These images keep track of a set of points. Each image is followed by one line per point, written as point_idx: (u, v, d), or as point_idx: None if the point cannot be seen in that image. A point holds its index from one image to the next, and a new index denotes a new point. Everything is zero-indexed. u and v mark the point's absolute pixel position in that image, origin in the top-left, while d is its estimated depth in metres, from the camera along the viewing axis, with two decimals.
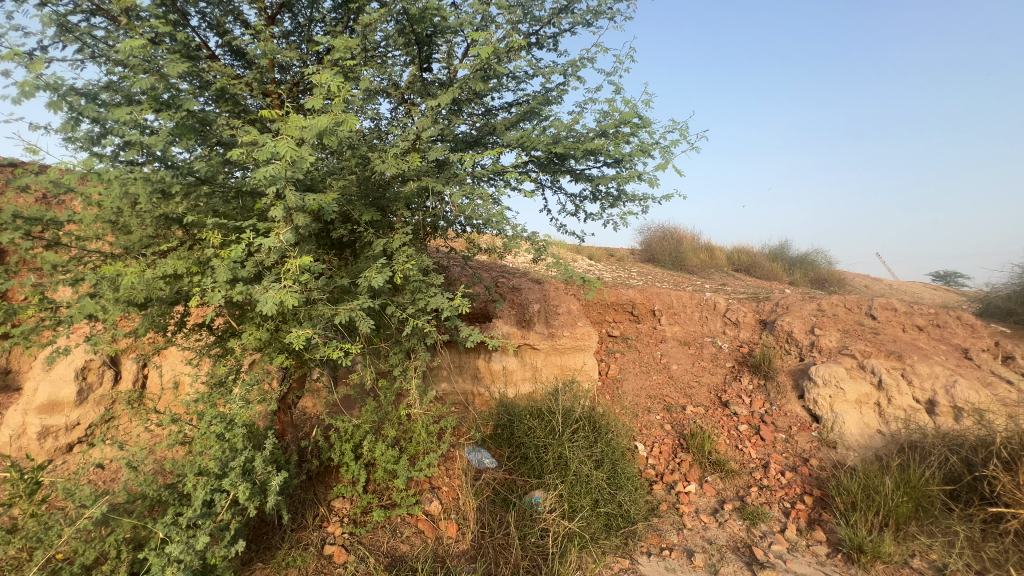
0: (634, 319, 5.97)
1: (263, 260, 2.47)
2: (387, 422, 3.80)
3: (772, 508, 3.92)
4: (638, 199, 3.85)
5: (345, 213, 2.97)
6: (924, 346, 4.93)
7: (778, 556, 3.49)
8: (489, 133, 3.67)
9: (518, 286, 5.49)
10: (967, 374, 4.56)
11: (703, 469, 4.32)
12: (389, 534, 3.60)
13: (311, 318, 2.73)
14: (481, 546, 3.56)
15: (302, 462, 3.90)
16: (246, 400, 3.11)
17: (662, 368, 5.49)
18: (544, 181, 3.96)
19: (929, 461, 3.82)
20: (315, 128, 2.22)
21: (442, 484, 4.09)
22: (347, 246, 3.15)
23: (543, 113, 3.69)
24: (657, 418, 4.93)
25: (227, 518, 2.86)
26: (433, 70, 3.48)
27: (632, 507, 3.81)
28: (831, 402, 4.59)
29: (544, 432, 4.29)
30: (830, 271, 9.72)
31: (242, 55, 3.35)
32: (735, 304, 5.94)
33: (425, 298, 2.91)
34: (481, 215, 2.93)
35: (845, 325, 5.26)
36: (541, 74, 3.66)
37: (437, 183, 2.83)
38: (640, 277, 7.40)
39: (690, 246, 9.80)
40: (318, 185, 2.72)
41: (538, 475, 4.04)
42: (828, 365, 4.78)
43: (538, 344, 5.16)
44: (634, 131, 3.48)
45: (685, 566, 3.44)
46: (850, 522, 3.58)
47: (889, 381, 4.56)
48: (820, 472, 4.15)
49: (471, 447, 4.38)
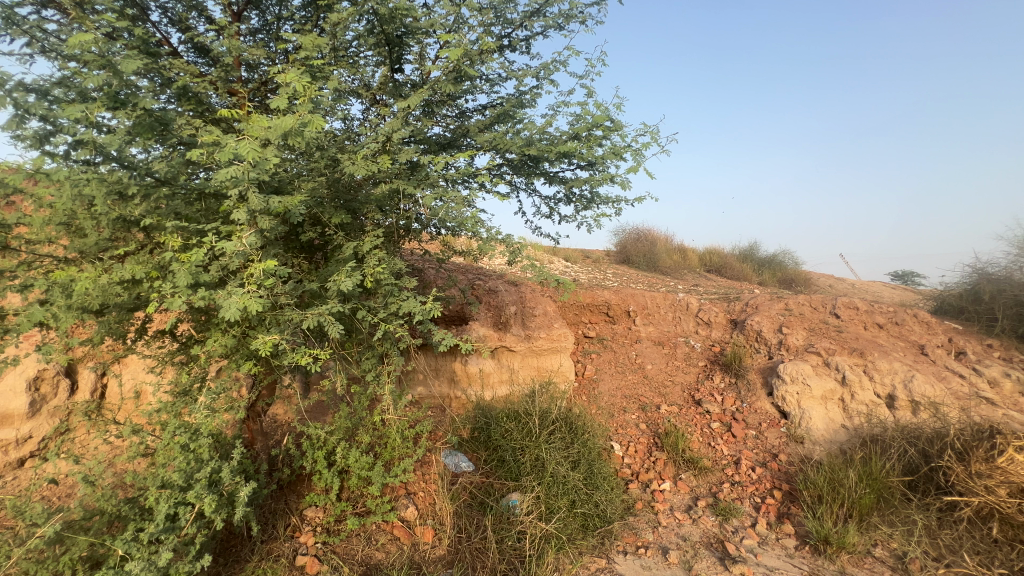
0: (610, 320, 6.05)
1: (227, 264, 2.40)
2: (361, 428, 3.74)
3: (743, 503, 4.01)
4: (611, 201, 3.91)
5: (314, 216, 2.91)
6: (884, 343, 5.14)
7: (750, 550, 3.57)
8: (462, 135, 3.66)
9: (494, 288, 5.48)
10: (923, 369, 4.77)
11: (677, 466, 4.40)
12: (363, 542, 3.53)
13: (279, 323, 2.66)
14: (458, 551, 3.53)
15: (272, 471, 3.79)
16: (212, 409, 3.00)
17: (637, 367, 5.56)
18: (519, 184, 3.98)
19: (889, 453, 3.98)
20: (280, 129, 2.15)
21: (418, 489, 4.04)
22: (318, 249, 3.09)
23: (517, 115, 3.69)
24: (633, 418, 5.00)
25: (193, 532, 2.76)
26: (405, 71, 3.44)
27: (608, 507, 3.84)
28: (798, 399, 4.74)
29: (521, 434, 4.29)
30: (797, 271, 10.06)
31: (206, 53, 3.26)
32: (706, 304, 6.07)
33: (397, 302, 2.87)
34: (454, 218, 2.91)
35: (810, 324, 5.45)
36: (514, 77, 3.67)
37: (408, 186, 2.81)
38: (615, 278, 7.49)
39: (664, 247, 9.99)
40: (285, 187, 2.65)
41: (516, 477, 4.03)
42: (795, 363, 4.94)
43: (515, 346, 5.17)
44: (607, 134, 3.52)
45: (660, 564, 3.48)
46: (817, 515, 3.70)
47: (852, 377, 4.74)
48: (789, 467, 4.28)
49: (448, 451, 4.34)
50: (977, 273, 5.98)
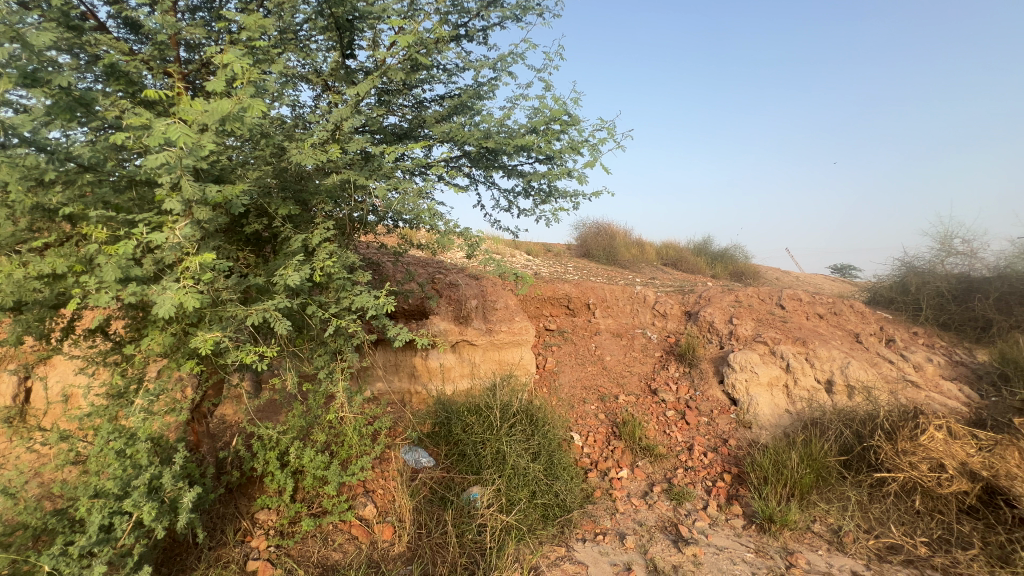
0: (571, 313, 6.12)
1: (162, 257, 2.24)
2: (317, 427, 3.61)
3: (696, 488, 4.18)
4: (569, 195, 3.94)
5: (260, 207, 2.77)
6: (824, 332, 5.47)
7: (701, 532, 3.72)
8: (419, 126, 3.59)
9: (455, 283, 5.42)
10: (858, 356, 5.11)
11: (634, 454, 4.54)
12: (319, 542, 3.44)
13: (222, 320, 2.51)
14: (418, 547, 3.49)
15: (220, 474, 3.62)
16: (149, 412, 2.81)
17: (596, 359, 5.67)
18: (477, 176, 3.94)
19: (827, 435, 4.25)
20: (217, 113, 2.02)
21: (377, 486, 3.96)
22: (266, 242, 2.94)
23: (475, 107, 3.65)
24: (592, 408, 5.10)
25: (130, 543, 2.59)
26: (357, 57, 3.31)
27: (567, 496, 3.91)
28: (747, 385, 4.98)
29: (482, 428, 4.28)
30: (747, 265, 10.52)
31: (139, 30, 3.02)
32: (662, 297, 6.25)
33: (349, 296, 2.78)
34: (409, 210, 2.85)
35: (758, 315, 5.72)
36: (471, 68, 3.61)
37: (360, 177, 2.71)
38: (576, 271, 7.60)
39: (623, 241, 10.21)
40: (228, 176, 2.51)
41: (476, 471, 4.02)
42: (744, 352, 5.18)
43: (476, 340, 5.17)
44: (564, 128, 3.54)
45: (617, 548, 3.56)
46: (762, 496, 3.91)
47: (795, 364, 5.02)
48: (738, 451, 4.49)
49: (407, 447, 4.29)
50: (906, 266, 6.46)
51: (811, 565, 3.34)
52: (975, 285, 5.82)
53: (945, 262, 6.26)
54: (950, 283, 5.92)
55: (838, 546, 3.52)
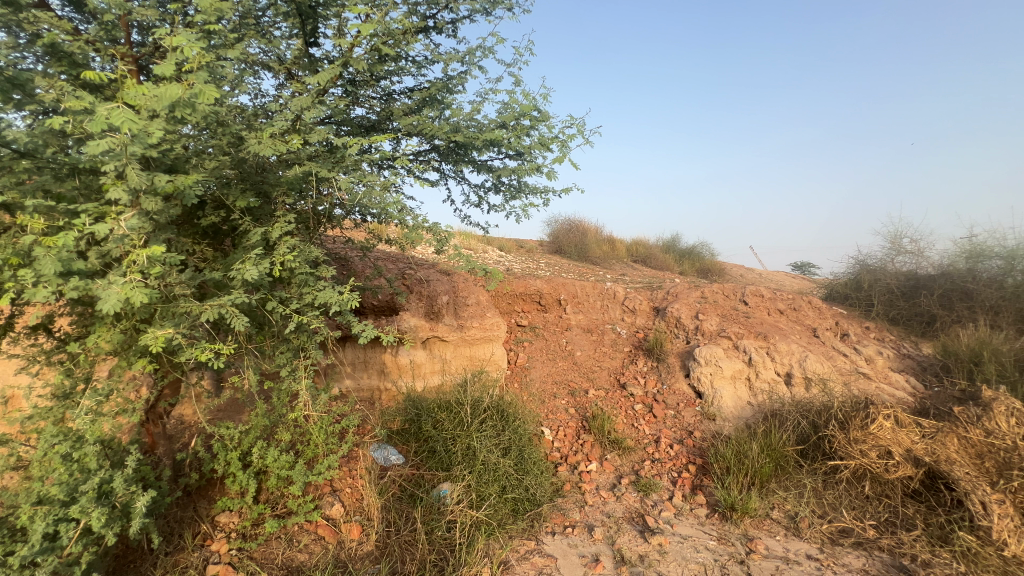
0: (542, 309, 6.16)
1: (108, 251, 2.12)
2: (281, 426, 3.51)
3: (662, 479, 4.29)
4: (539, 191, 3.95)
5: (217, 198, 2.66)
6: (784, 327, 5.69)
7: (667, 522, 3.82)
8: (387, 118, 3.52)
9: (425, 278, 5.36)
10: (815, 350, 5.34)
11: (603, 447, 4.62)
12: (284, 544, 3.35)
13: (174, 316, 2.41)
14: (386, 545, 3.44)
15: (178, 477, 3.48)
16: (98, 413, 2.67)
17: (567, 354, 5.73)
18: (447, 171, 3.91)
19: (786, 426, 4.43)
20: (165, 99, 1.93)
21: (344, 485, 3.89)
22: (225, 234, 2.83)
23: (444, 100, 3.60)
24: (563, 403, 5.16)
25: (78, 551, 2.46)
26: (322, 45, 3.21)
27: (537, 491, 3.95)
28: (711, 379, 5.13)
29: (452, 424, 4.25)
30: (713, 262, 10.82)
31: (84, 8, 2.83)
32: (632, 293, 6.36)
33: (312, 292, 2.71)
34: (376, 204, 2.80)
35: (723, 310, 5.89)
36: (440, 60, 3.56)
37: (322, 169, 2.61)
38: (547, 267, 7.64)
39: (594, 238, 10.34)
40: (181, 166, 2.40)
41: (447, 467, 4.00)
42: (709, 347, 5.33)
43: (447, 336, 5.15)
44: (534, 124, 3.54)
45: (585, 540, 3.62)
46: (725, 485, 4.04)
47: (757, 358, 5.20)
48: (702, 442, 4.63)
49: (376, 445, 4.24)
50: (860, 264, 6.78)
51: (769, 551, 3.48)
52: (921, 282, 6.17)
53: (895, 260, 6.60)
54: (899, 280, 6.25)
55: (795, 531, 3.67)
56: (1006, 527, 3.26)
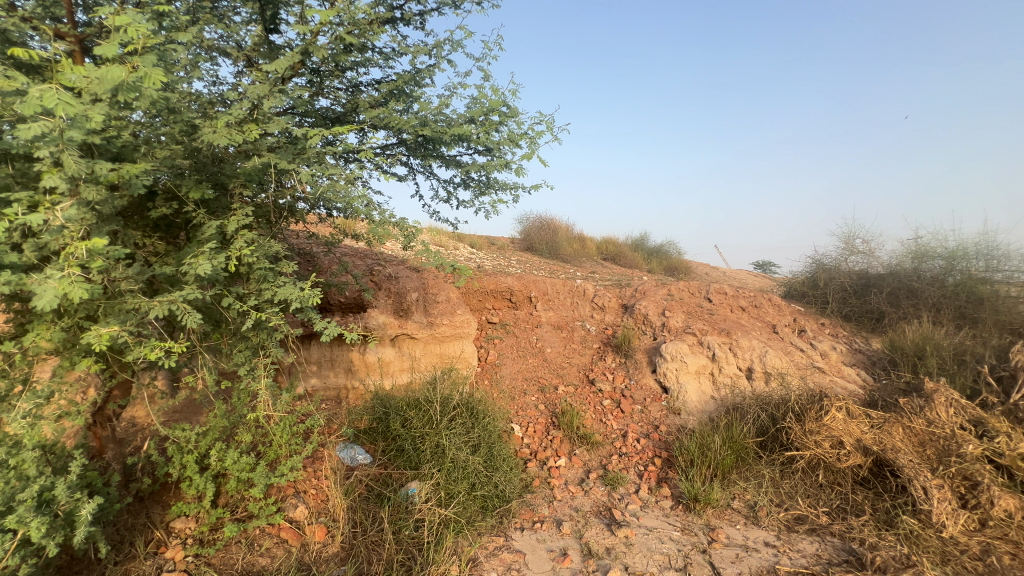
0: (513, 306, 6.17)
1: (45, 243, 1.99)
2: (241, 427, 3.39)
3: (629, 472, 4.38)
4: (508, 187, 3.94)
5: (168, 189, 2.53)
6: (745, 323, 5.89)
7: (634, 514, 3.89)
8: (353, 110, 3.43)
9: (394, 275, 5.28)
10: (774, 346, 5.55)
11: (572, 443, 4.68)
12: (245, 549, 3.24)
13: (121, 312, 2.28)
14: (352, 546, 3.38)
15: (129, 482, 3.30)
16: (37, 417, 2.50)
17: (537, 351, 5.76)
18: (415, 166, 3.85)
19: (746, 418, 4.59)
20: (108, 82, 1.82)
21: (309, 486, 3.80)
22: (179, 228, 2.70)
23: (412, 94, 3.54)
24: (532, 399, 5.19)
25: (14, 565, 2.29)
26: (283, 32, 3.09)
27: (506, 487, 3.96)
28: (677, 374, 5.26)
29: (421, 422, 4.21)
30: (680, 261, 11.08)
31: None
32: (601, 290, 6.44)
33: (272, 288, 2.61)
34: (340, 198, 2.73)
35: (688, 307, 6.05)
36: (408, 53, 3.50)
37: (281, 161, 2.51)
38: (518, 264, 7.65)
39: (565, 236, 10.42)
40: (129, 154, 2.27)
41: (416, 466, 3.96)
42: (675, 343, 5.46)
43: (416, 333, 5.09)
44: (503, 120, 3.53)
45: (554, 535, 3.65)
46: (689, 477, 4.16)
47: (720, 354, 5.36)
48: (668, 436, 4.75)
49: (343, 445, 4.15)
50: (817, 263, 7.08)
51: (730, 539, 3.60)
52: (872, 281, 6.50)
53: (848, 260, 6.92)
54: (852, 279, 6.57)
55: (753, 520, 3.81)
56: (944, 510, 3.49)
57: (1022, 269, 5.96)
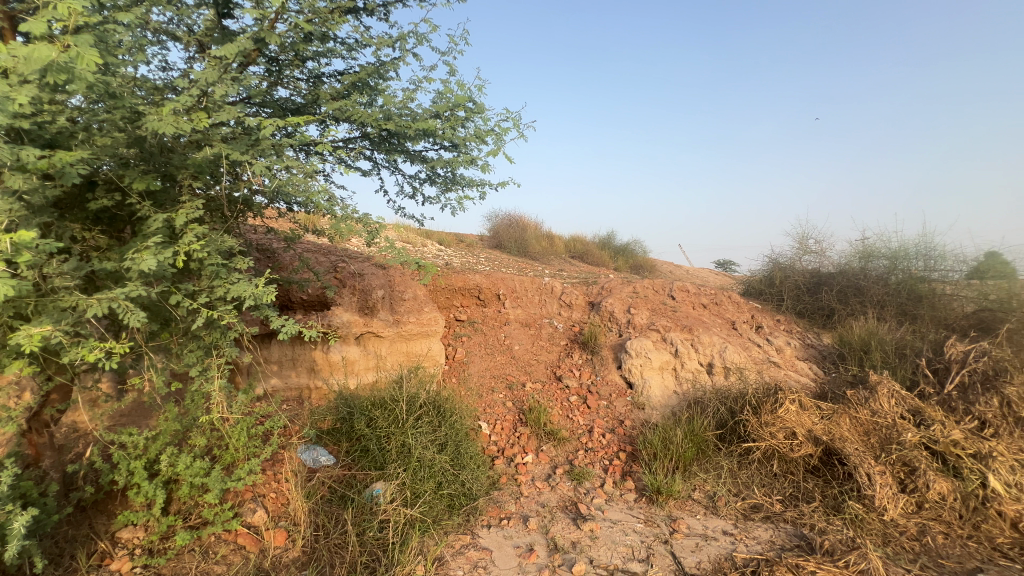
0: (481, 303, 6.15)
1: None
2: (195, 430, 3.23)
3: (594, 467, 4.45)
4: (475, 183, 3.92)
5: (111, 180, 2.39)
6: (707, 320, 6.08)
7: (599, 508, 3.96)
8: (314, 102, 3.33)
9: (359, 272, 5.16)
10: (734, 342, 5.76)
11: (539, 439, 4.71)
12: (198, 557, 3.10)
13: (55, 310, 2.13)
14: (314, 550, 3.29)
15: (69, 491, 3.10)
16: None
17: (505, 349, 5.76)
18: (380, 160, 3.78)
19: (706, 412, 4.75)
20: (35, 62, 1.69)
21: (268, 490, 3.67)
22: (123, 222, 2.56)
23: (376, 86, 3.46)
24: (500, 397, 5.19)
25: None
26: (239, 17, 2.95)
27: (473, 485, 3.95)
28: (641, 370, 5.39)
29: (387, 422, 4.13)
30: (646, 259, 11.32)
31: None
32: (569, 288, 6.50)
33: (225, 285, 2.50)
34: (299, 192, 2.64)
35: (653, 304, 6.19)
36: (371, 44, 3.42)
37: (234, 152, 2.40)
38: (487, 262, 7.63)
39: (534, 233, 10.47)
40: (63, 141, 2.12)
41: (380, 466, 3.90)
42: (640, 339, 5.58)
43: (382, 331, 4.99)
44: (469, 116, 3.51)
45: (520, 531, 3.67)
46: (652, 470, 4.27)
47: (682, 349, 5.51)
48: (632, 431, 4.86)
49: (304, 446, 4.03)
50: (773, 262, 7.38)
51: (691, 529, 3.71)
52: (823, 279, 6.83)
53: (802, 259, 7.24)
54: (805, 277, 6.89)
55: (713, 510, 3.95)
56: (886, 494, 3.72)
57: (956, 268, 6.39)
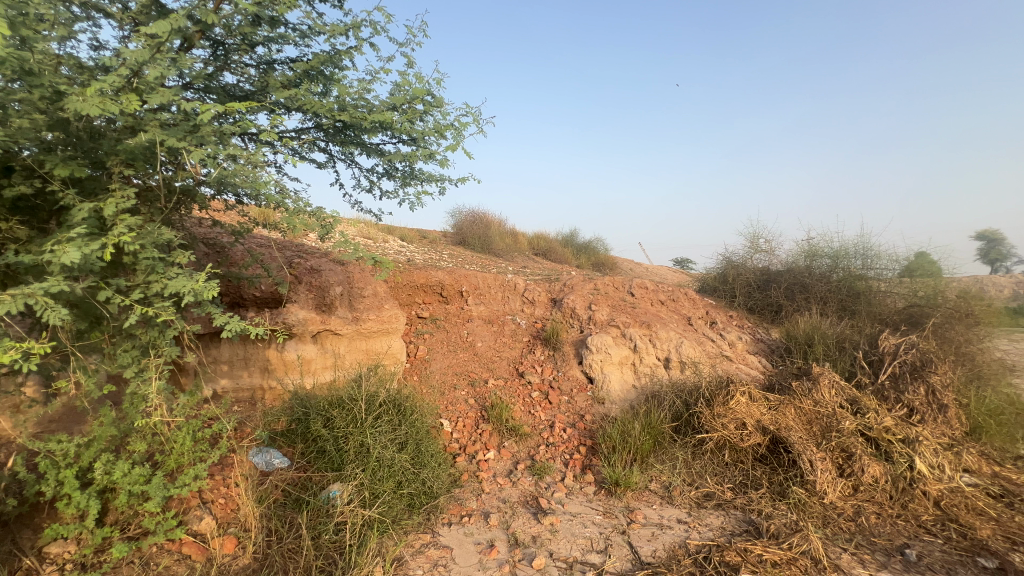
0: (443, 300, 6.09)
1: None
2: (133, 435, 3.03)
3: (555, 461, 4.50)
4: (434, 179, 3.86)
5: (30, 165, 2.20)
6: (664, 316, 6.25)
7: (559, 502, 4.01)
8: (264, 90, 3.19)
9: (316, 268, 4.99)
10: (689, 337, 5.96)
11: (501, 436, 4.72)
12: (138, 570, 2.91)
13: None
14: (266, 556, 3.16)
15: None
16: None
17: (467, 345, 5.73)
18: (335, 153, 3.68)
19: (663, 405, 4.90)
20: None
21: (217, 496, 3.50)
22: (47, 211, 2.38)
23: (330, 75, 3.36)
24: (462, 394, 5.17)
25: None
26: None
27: (434, 483, 3.91)
28: (601, 365, 5.49)
29: (345, 422, 4.01)
30: (607, 257, 11.52)
31: None
32: (531, 285, 6.53)
33: (162, 280, 2.35)
34: (245, 182, 2.51)
35: (613, 301, 6.31)
36: (324, 31, 3.30)
37: (170, 139, 2.25)
38: (450, 258, 7.56)
39: (497, 230, 10.44)
40: None
41: (338, 467, 3.79)
42: (600, 335, 5.68)
43: (340, 329, 4.85)
44: (428, 109, 3.45)
45: (481, 528, 3.66)
46: (611, 463, 4.36)
47: (641, 345, 5.66)
48: (592, 425, 4.94)
49: (256, 449, 3.87)
50: (727, 260, 7.68)
51: (647, 519, 3.81)
52: (772, 277, 7.16)
53: (753, 258, 7.55)
54: (756, 275, 7.21)
55: (668, 499, 4.06)
56: (826, 479, 3.95)
57: (891, 267, 6.85)
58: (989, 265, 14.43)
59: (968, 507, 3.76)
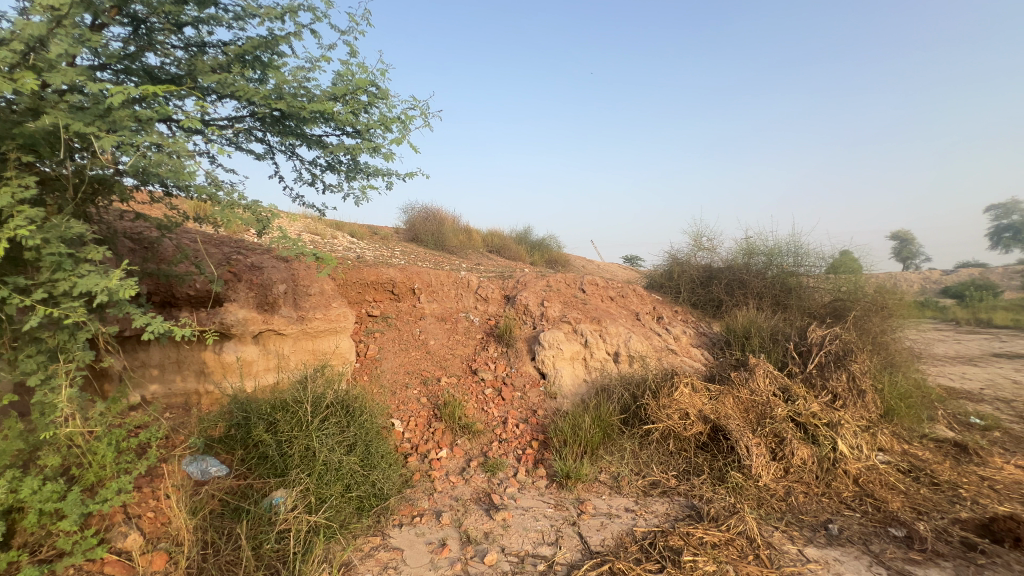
0: (394, 298, 5.96)
1: None
2: (44, 448, 2.76)
3: (508, 457, 4.53)
4: (381, 173, 3.77)
5: None
6: (614, 311, 6.43)
7: (512, 497, 4.03)
8: (193, 75, 2.99)
9: (257, 265, 4.75)
10: (637, 332, 6.15)
11: (453, 434, 4.68)
12: None
13: None
14: (200, 570, 2.97)
15: None
16: None
17: (420, 343, 5.64)
18: (274, 143, 3.51)
19: (612, 398, 5.04)
20: None
21: (144, 510, 3.24)
22: None
23: (267, 61, 3.19)
24: (414, 393, 5.09)
25: None
26: None
27: (384, 484, 3.83)
28: (553, 360, 5.57)
29: (289, 425, 3.82)
30: (561, 254, 11.66)
31: None
32: (484, 282, 6.52)
33: (70, 278, 2.14)
34: (167, 172, 2.33)
35: (565, 298, 6.41)
36: (259, 15, 3.13)
37: (77, 122, 2.05)
38: (402, 255, 7.41)
39: (451, 227, 10.33)
40: None
41: (281, 472, 3.62)
42: (552, 331, 5.76)
43: (284, 328, 4.63)
44: (372, 101, 3.36)
45: (433, 527, 3.62)
46: (562, 456, 4.43)
47: (592, 340, 5.79)
48: (545, 420, 5.01)
49: (190, 458, 3.66)
50: (673, 257, 7.99)
51: (597, 509, 3.90)
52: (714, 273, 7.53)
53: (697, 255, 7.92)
54: (699, 271, 7.55)
55: (616, 489, 4.18)
56: (760, 462, 4.20)
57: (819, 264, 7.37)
58: (902, 263, 15.95)
59: (882, 483, 4.12)
